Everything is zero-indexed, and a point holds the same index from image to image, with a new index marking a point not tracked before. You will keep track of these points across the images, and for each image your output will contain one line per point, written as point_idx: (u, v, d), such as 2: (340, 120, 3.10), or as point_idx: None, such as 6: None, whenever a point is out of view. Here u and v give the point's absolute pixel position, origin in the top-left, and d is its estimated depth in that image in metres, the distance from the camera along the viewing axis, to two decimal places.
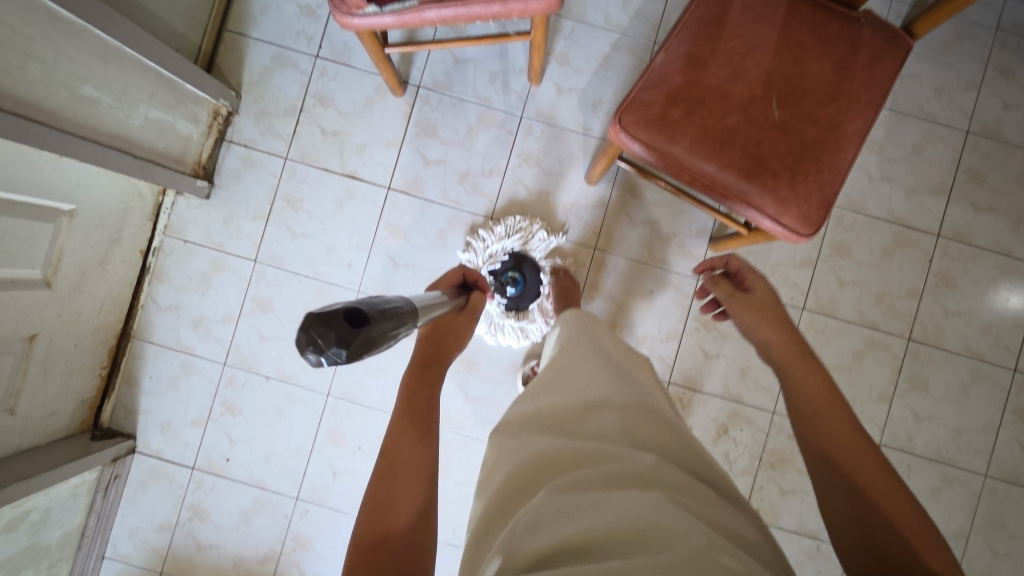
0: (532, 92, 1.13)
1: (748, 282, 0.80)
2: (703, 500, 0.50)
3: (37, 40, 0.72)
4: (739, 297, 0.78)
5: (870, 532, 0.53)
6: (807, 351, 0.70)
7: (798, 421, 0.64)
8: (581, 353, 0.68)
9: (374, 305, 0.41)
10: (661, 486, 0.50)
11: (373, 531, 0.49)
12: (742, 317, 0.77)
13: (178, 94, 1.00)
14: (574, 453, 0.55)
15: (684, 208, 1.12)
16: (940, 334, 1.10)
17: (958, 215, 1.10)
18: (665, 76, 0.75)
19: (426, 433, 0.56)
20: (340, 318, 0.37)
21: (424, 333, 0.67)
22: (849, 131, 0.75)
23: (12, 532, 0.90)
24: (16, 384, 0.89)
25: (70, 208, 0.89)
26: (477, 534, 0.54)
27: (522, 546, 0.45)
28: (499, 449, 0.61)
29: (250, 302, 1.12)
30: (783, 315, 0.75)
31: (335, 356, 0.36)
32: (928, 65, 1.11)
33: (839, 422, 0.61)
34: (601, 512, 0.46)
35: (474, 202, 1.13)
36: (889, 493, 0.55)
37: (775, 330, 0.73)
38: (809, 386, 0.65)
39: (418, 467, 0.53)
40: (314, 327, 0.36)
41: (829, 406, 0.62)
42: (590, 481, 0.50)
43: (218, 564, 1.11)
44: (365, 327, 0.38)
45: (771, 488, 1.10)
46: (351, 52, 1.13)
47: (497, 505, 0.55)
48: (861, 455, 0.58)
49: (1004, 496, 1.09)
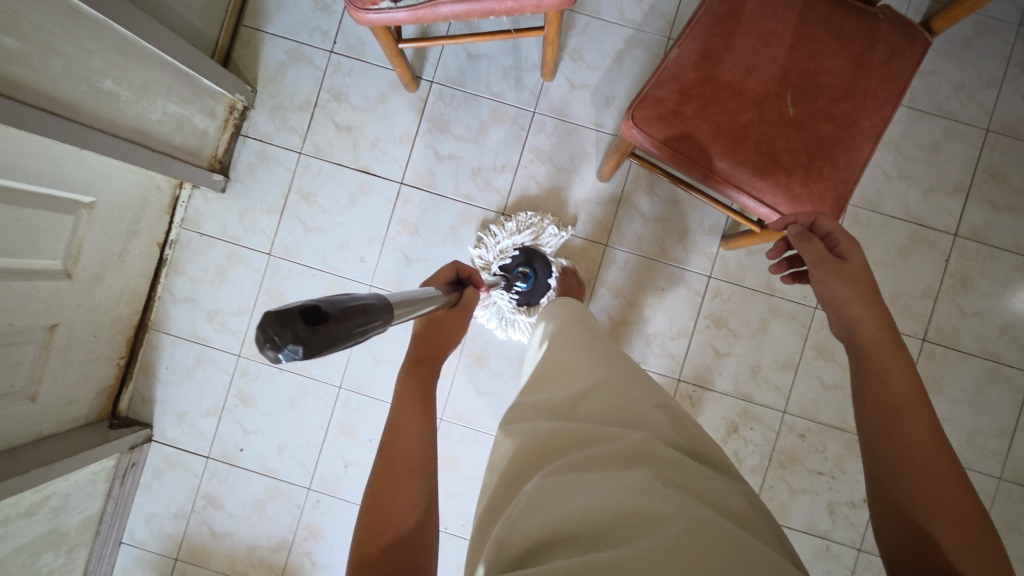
0: (545, 88, 1.13)
1: (839, 245, 0.63)
2: (693, 475, 0.50)
3: (58, 36, 0.73)
4: (832, 262, 0.61)
5: (921, 544, 0.46)
6: (898, 338, 0.57)
7: (873, 408, 0.54)
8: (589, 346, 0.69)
9: (338, 302, 0.37)
10: (651, 462, 0.51)
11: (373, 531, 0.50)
12: (829, 284, 0.61)
13: (195, 88, 1.01)
14: (571, 435, 0.56)
15: (697, 205, 1.11)
16: (956, 335, 1.09)
17: (976, 214, 1.09)
18: (677, 72, 0.74)
19: (422, 430, 0.57)
20: (297, 315, 0.34)
21: (418, 331, 0.66)
22: (864, 128, 0.75)
23: (33, 516, 0.92)
24: (37, 372, 0.91)
25: (90, 201, 0.91)
26: (483, 516, 0.55)
27: (516, 536, 0.45)
28: (510, 434, 0.62)
29: (264, 295, 1.14)
30: (877, 289, 0.60)
31: (292, 353, 0.33)
32: (948, 61, 1.09)
33: (918, 424, 0.51)
34: (589, 493, 0.47)
35: (486, 197, 1.13)
36: (956, 502, 0.47)
37: (865, 305, 0.59)
38: (895, 379, 0.54)
39: (413, 468, 0.54)
40: (270, 326, 0.33)
41: (911, 401, 0.53)
42: (583, 463, 0.51)
43: (231, 552, 1.13)
44: (325, 323, 0.35)
45: (780, 487, 1.10)
46: (365, 47, 1.13)
47: (504, 485, 0.56)
48: (938, 463, 0.49)
49: (1019, 499, 1.08)
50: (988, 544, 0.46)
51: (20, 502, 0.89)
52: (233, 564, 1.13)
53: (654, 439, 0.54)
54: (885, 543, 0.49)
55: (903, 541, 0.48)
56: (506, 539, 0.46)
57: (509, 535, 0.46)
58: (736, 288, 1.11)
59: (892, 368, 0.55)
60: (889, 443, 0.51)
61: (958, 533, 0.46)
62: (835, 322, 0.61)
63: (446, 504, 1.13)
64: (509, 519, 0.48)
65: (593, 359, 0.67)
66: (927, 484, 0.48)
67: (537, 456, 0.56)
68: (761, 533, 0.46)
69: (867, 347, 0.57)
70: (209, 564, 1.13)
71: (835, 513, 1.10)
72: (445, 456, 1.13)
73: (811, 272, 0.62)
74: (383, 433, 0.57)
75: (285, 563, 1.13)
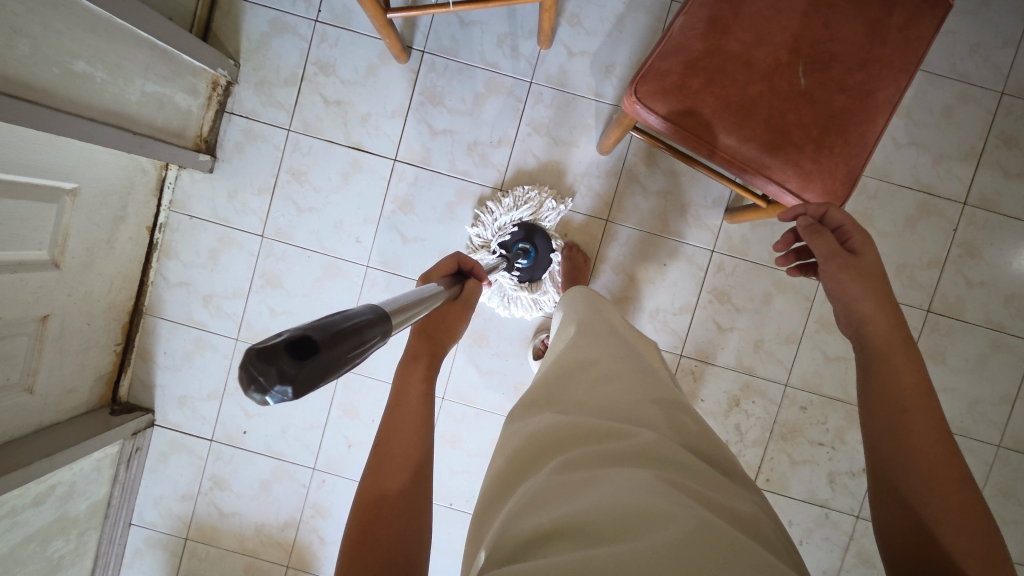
0: (542, 56, 1.08)
1: (851, 239, 0.62)
2: (707, 482, 0.50)
3: (22, 16, 0.68)
4: (845, 257, 0.60)
5: (924, 543, 0.47)
6: (910, 340, 0.57)
7: (878, 408, 0.54)
8: (597, 340, 0.69)
9: (329, 326, 0.33)
10: (660, 464, 0.50)
11: (365, 532, 0.49)
12: (842, 281, 0.59)
13: (174, 65, 0.96)
14: (578, 430, 0.56)
15: (700, 177, 1.08)
16: (961, 305, 1.08)
17: (986, 181, 1.06)
18: (683, 42, 0.70)
19: (418, 431, 0.56)
20: (282, 350, 0.30)
21: (417, 325, 0.64)
22: (880, 99, 0.71)
23: (40, 505, 0.92)
24: (33, 364, 0.90)
25: (72, 187, 0.88)
26: (483, 508, 0.55)
27: (519, 525, 0.44)
28: (512, 429, 0.61)
29: (260, 278, 1.12)
30: (890, 290, 0.59)
31: (280, 395, 0.30)
32: (965, 20, 1.04)
33: (927, 424, 0.51)
34: (595, 491, 0.46)
35: (483, 172, 1.10)
36: (963, 505, 0.47)
37: (879, 305, 0.58)
38: (904, 377, 0.54)
39: (408, 466, 0.54)
40: (252, 365, 0.29)
41: (919, 403, 0.52)
42: (589, 460, 0.51)
43: (241, 531, 1.15)
44: (315, 355, 0.31)
45: (781, 458, 1.11)
46: (352, 15, 1.08)
47: (503, 476, 0.56)
48: (944, 466, 0.49)
49: (1016, 466, 1.09)
50: (992, 549, 0.45)
51: (26, 493, 0.89)
52: (243, 542, 1.15)
53: (663, 439, 0.54)
54: (885, 541, 0.50)
55: (903, 540, 0.48)
56: (503, 531, 0.45)
57: (509, 526, 0.45)
58: (739, 262, 1.09)
59: (903, 371, 0.54)
60: (896, 445, 0.51)
61: (963, 535, 0.46)
62: (844, 319, 0.60)
63: (450, 481, 1.14)
64: (514, 508, 0.48)
65: (603, 353, 0.67)
66: (933, 484, 0.48)
67: (543, 449, 0.55)
68: (772, 543, 0.46)
69: (875, 348, 0.56)
70: (220, 542, 1.15)
71: (835, 482, 1.11)
72: (449, 434, 1.14)
73: (822, 268, 0.61)
74: (378, 430, 0.56)
75: (293, 540, 1.15)
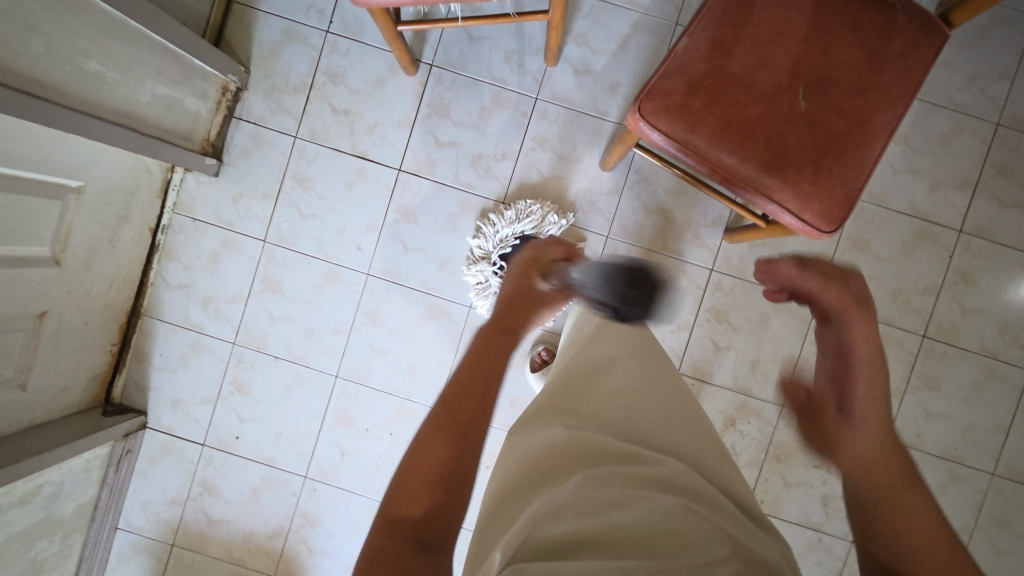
0: (548, 73, 1.10)
1: None
2: (723, 513, 0.53)
3: (39, 14, 0.69)
4: None
5: None
6: None
7: None
8: (616, 354, 0.70)
9: None
10: (678, 490, 0.53)
11: (415, 486, 0.56)
12: None
13: (186, 69, 0.97)
14: (601, 447, 0.57)
15: (701, 197, 1.10)
16: (955, 331, 1.09)
17: (982, 210, 1.08)
18: (686, 63, 0.72)
19: (480, 398, 0.65)
20: None
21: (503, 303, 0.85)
22: (877, 125, 0.73)
23: (26, 505, 0.90)
24: (27, 360, 0.89)
25: (77, 184, 0.88)
26: (490, 505, 0.57)
27: (543, 539, 0.46)
28: (523, 431, 0.63)
29: (260, 283, 1.12)
30: None
31: None
32: (962, 53, 1.07)
33: None
34: (618, 506, 0.50)
35: (486, 185, 1.11)
36: None
37: None
38: None
39: (461, 434, 0.61)
40: None
41: None
42: (611, 477, 0.53)
43: (229, 538, 1.13)
44: None
45: (775, 479, 1.11)
46: (362, 27, 1.10)
47: (515, 482, 0.57)
48: None
49: (1009, 494, 1.09)
50: None
51: (13, 492, 0.87)
52: (230, 550, 1.13)
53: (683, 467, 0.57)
54: None
55: None
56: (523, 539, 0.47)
57: (532, 535, 0.47)
58: (738, 282, 1.10)
59: None
60: None
61: None
62: None
63: None
64: (530, 524, 0.49)
65: (624, 372, 0.68)
66: None
67: (554, 463, 0.56)
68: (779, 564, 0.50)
69: None
70: (207, 550, 1.13)
71: (829, 506, 1.10)
72: None
73: None
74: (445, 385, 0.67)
75: (281, 549, 1.13)
